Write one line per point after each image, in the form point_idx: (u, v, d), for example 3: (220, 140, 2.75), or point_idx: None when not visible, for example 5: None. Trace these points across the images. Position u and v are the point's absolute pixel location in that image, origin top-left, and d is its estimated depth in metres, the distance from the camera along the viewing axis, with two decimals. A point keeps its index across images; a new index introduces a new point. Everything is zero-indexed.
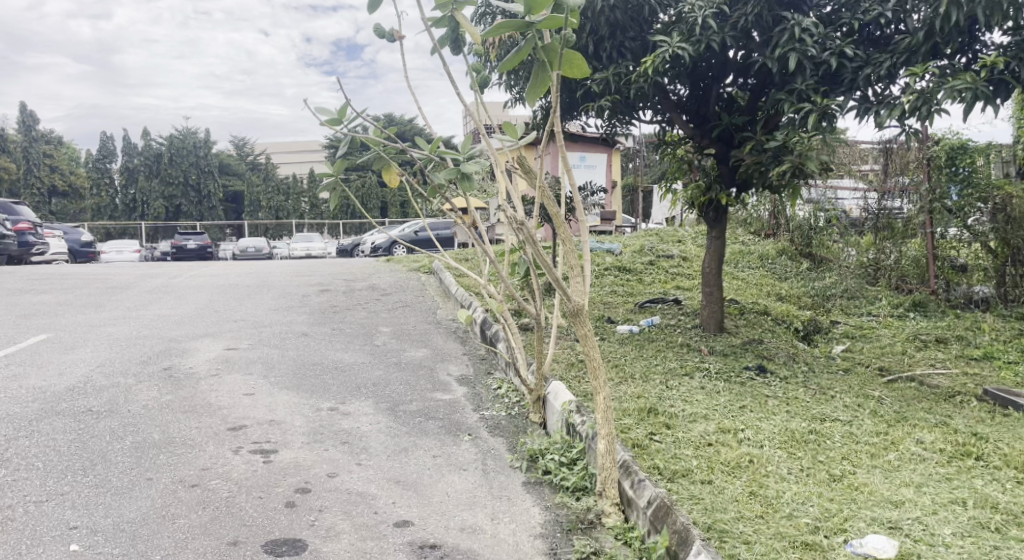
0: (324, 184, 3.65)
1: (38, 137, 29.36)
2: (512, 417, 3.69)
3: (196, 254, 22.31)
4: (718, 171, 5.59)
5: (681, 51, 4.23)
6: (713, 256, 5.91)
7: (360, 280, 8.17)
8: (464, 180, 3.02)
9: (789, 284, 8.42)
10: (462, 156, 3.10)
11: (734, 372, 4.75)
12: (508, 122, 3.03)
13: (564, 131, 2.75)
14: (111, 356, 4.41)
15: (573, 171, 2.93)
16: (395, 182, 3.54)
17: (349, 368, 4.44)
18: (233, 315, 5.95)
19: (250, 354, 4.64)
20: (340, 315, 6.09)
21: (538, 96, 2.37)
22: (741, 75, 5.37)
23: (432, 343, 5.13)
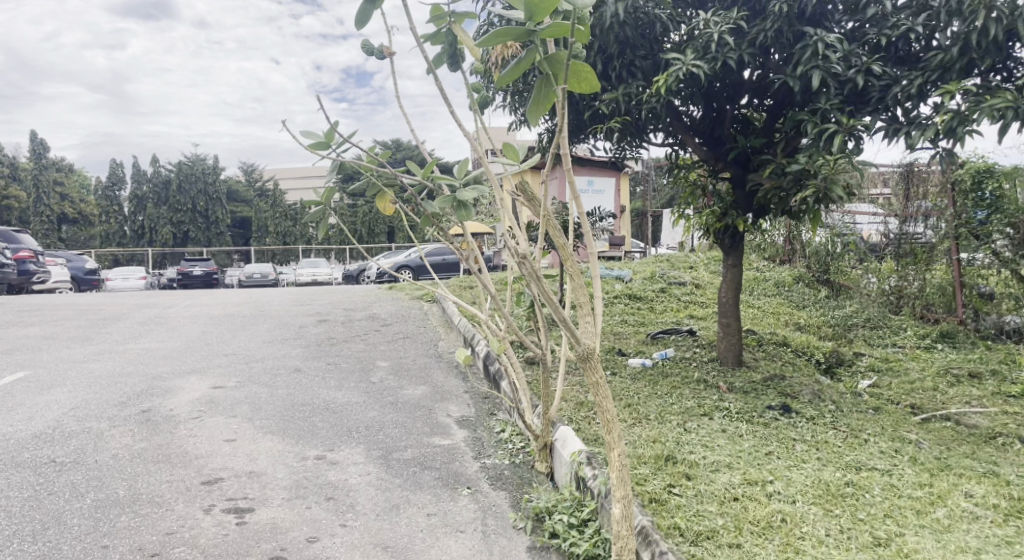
0: (313, 213, 3.38)
1: (48, 165, 29.51)
2: (515, 466, 3.35)
3: (202, 281, 22.15)
4: (734, 196, 5.32)
5: (695, 69, 4.00)
6: (729, 285, 5.59)
7: (361, 309, 7.89)
8: (461, 209, 2.74)
9: (808, 312, 8.08)
10: (458, 182, 2.81)
11: (756, 412, 4.40)
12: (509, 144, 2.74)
13: (571, 152, 2.44)
14: (88, 397, 4.13)
15: (580, 195, 2.60)
16: (388, 210, 3.26)
17: (341, 409, 4.13)
18: (224, 349, 5.67)
19: (237, 393, 4.34)
20: (337, 348, 5.80)
21: (541, 115, 2.10)
22: (757, 96, 5.14)
23: (431, 380, 4.81)
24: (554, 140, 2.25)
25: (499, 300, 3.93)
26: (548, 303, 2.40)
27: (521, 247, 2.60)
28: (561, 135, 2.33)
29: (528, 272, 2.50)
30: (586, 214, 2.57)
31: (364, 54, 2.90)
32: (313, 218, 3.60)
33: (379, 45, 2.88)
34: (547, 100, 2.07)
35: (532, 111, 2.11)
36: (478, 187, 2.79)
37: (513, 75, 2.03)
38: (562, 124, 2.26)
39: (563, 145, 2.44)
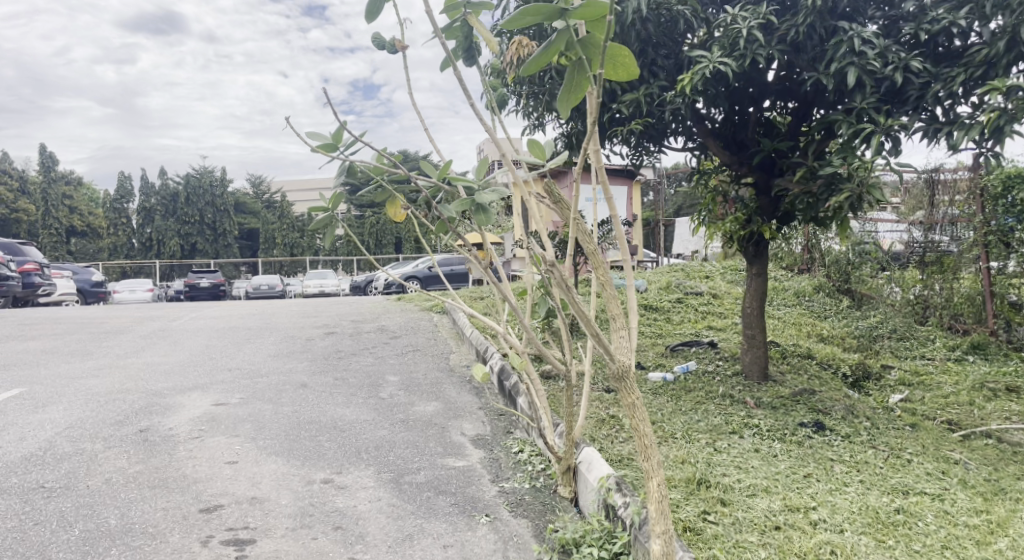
0: (319, 220, 3.18)
1: (57, 178, 29.55)
2: (536, 491, 3.11)
3: (209, 293, 22.01)
4: (758, 202, 5.11)
5: (721, 66, 3.86)
6: (754, 295, 5.36)
7: (369, 321, 7.67)
8: (479, 213, 2.53)
9: (830, 323, 7.82)
10: (476, 185, 2.59)
11: (788, 430, 4.15)
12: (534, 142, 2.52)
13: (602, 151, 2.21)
14: (83, 416, 3.92)
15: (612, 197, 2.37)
16: (399, 217, 3.05)
17: (349, 427, 3.90)
18: (228, 363, 5.46)
19: (240, 411, 4.12)
20: (345, 362, 5.58)
21: (570, 108, 1.89)
22: (781, 98, 4.98)
23: (444, 396, 4.59)
24: (585, 139, 2.04)
25: (521, 317, 3.65)
26: (578, 314, 2.18)
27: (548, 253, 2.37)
28: (592, 133, 2.12)
29: (556, 280, 2.26)
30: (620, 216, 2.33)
31: (375, 47, 2.71)
32: (319, 225, 3.39)
33: (391, 38, 2.69)
34: (580, 91, 1.85)
35: (563, 105, 1.89)
36: (498, 189, 2.57)
37: (542, 62, 1.82)
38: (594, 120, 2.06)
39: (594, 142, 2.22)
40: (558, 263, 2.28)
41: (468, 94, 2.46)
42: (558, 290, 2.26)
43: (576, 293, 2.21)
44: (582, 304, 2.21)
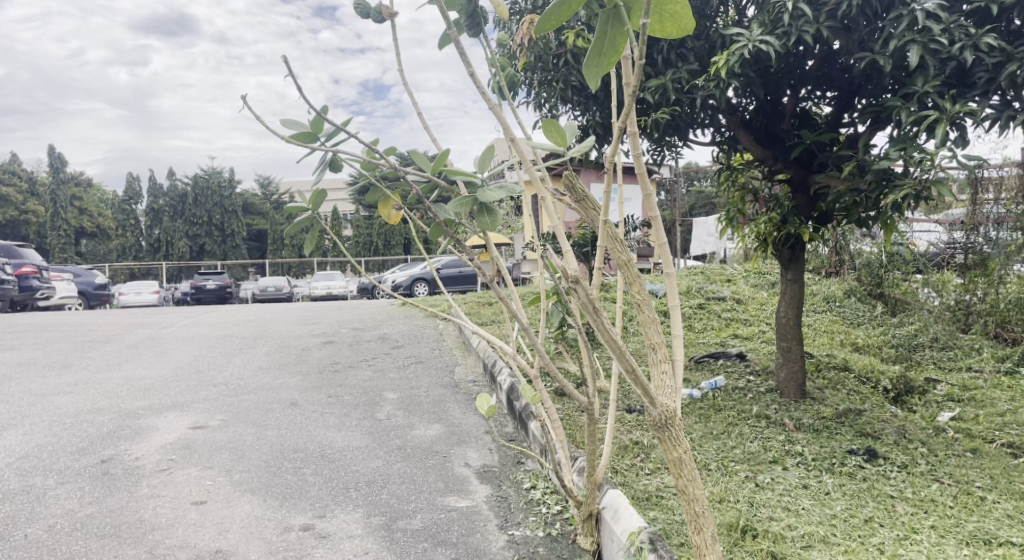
0: (299, 223, 2.68)
1: (66, 179, 29.38)
2: (552, 541, 2.65)
3: (215, 296, 21.65)
4: (794, 201, 4.66)
5: (763, 45, 3.39)
6: (789, 302, 4.86)
7: (371, 329, 7.22)
8: (483, 215, 2.05)
9: (864, 331, 7.29)
10: (479, 180, 2.08)
11: (835, 458, 3.68)
12: (550, 121, 1.84)
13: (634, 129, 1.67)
14: (42, 442, 3.49)
15: (652, 191, 1.86)
16: (393, 219, 2.58)
17: (339, 457, 3.45)
18: (215, 378, 5.02)
19: (218, 436, 3.68)
20: (341, 376, 5.13)
21: (601, 75, 1.40)
22: (817, 86, 4.54)
23: (447, 418, 4.13)
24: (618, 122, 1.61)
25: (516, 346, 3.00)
26: (610, 348, 1.68)
27: (566, 266, 1.87)
28: (628, 114, 1.68)
29: (581, 301, 1.73)
30: (659, 221, 1.87)
31: (358, 15, 2.25)
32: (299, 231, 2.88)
33: (377, 4, 2.23)
34: (617, 47, 1.37)
35: (591, 72, 1.39)
36: (506, 184, 2.07)
37: (562, 13, 1.34)
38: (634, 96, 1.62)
39: (629, 125, 1.78)
40: (582, 281, 1.75)
41: (467, 65, 2.03)
42: (584, 314, 1.73)
43: (609, 321, 1.69)
44: (613, 331, 1.71)
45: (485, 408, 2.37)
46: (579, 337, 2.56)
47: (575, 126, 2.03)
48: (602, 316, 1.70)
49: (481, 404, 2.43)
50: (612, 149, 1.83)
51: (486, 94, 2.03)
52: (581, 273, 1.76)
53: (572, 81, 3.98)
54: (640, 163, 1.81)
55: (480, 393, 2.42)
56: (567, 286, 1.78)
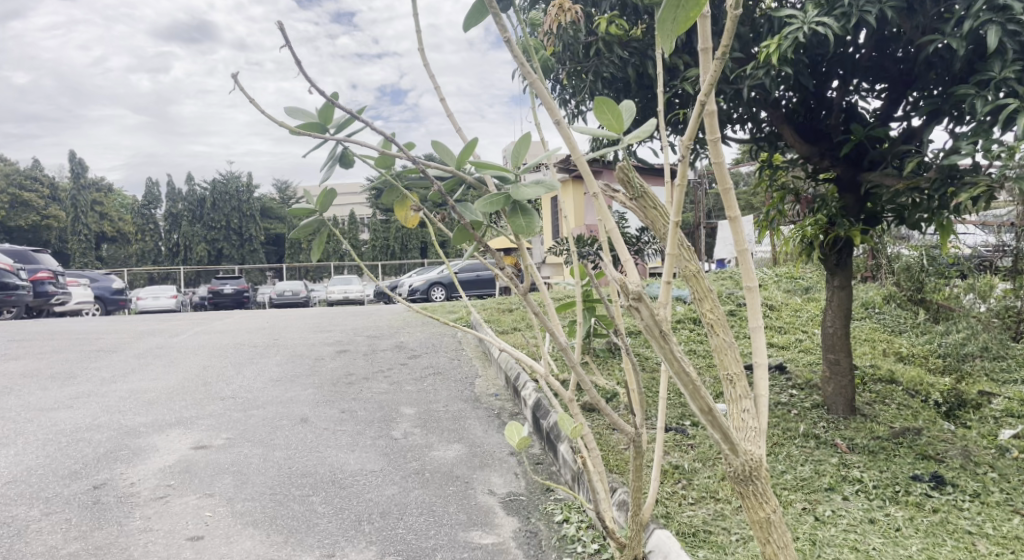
0: (305, 227, 2.34)
1: (87, 184, 29.56)
2: None
3: (233, 300, 21.56)
4: (842, 201, 4.32)
5: (820, 27, 3.05)
6: (837, 310, 4.49)
7: (388, 337, 6.94)
8: (518, 216, 1.73)
9: (907, 339, 6.89)
10: (513, 174, 1.75)
11: (898, 486, 3.34)
12: (603, 99, 1.52)
13: (712, 101, 1.39)
14: (32, 464, 3.23)
15: (729, 189, 1.55)
16: (411, 221, 2.22)
17: (352, 482, 3.16)
18: (223, 391, 4.76)
19: (222, 457, 3.41)
20: (355, 389, 4.85)
21: (677, 35, 1.12)
22: (866, 78, 4.21)
23: (468, 437, 3.82)
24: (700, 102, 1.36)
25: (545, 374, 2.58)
26: (683, 386, 1.39)
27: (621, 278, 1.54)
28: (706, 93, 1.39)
29: (644, 323, 1.41)
30: (739, 223, 1.56)
31: None
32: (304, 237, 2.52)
33: None
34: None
35: (665, 30, 1.11)
36: (545, 179, 1.75)
37: None
38: (721, 63, 1.34)
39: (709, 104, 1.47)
40: (647, 296, 1.42)
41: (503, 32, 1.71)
42: (648, 339, 1.42)
43: (679, 347, 1.41)
44: (686, 360, 1.41)
45: (515, 440, 2.03)
46: (627, 361, 2.11)
47: (633, 106, 1.69)
48: (672, 346, 1.41)
49: (512, 434, 2.10)
50: (686, 139, 1.53)
51: (528, 71, 1.70)
52: (643, 287, 1.42)
53: (603, 73, 3.61)
54: (720, 152, 1.50)
55: (509, 423, 2.09)
56: (625, 305, 1.47)
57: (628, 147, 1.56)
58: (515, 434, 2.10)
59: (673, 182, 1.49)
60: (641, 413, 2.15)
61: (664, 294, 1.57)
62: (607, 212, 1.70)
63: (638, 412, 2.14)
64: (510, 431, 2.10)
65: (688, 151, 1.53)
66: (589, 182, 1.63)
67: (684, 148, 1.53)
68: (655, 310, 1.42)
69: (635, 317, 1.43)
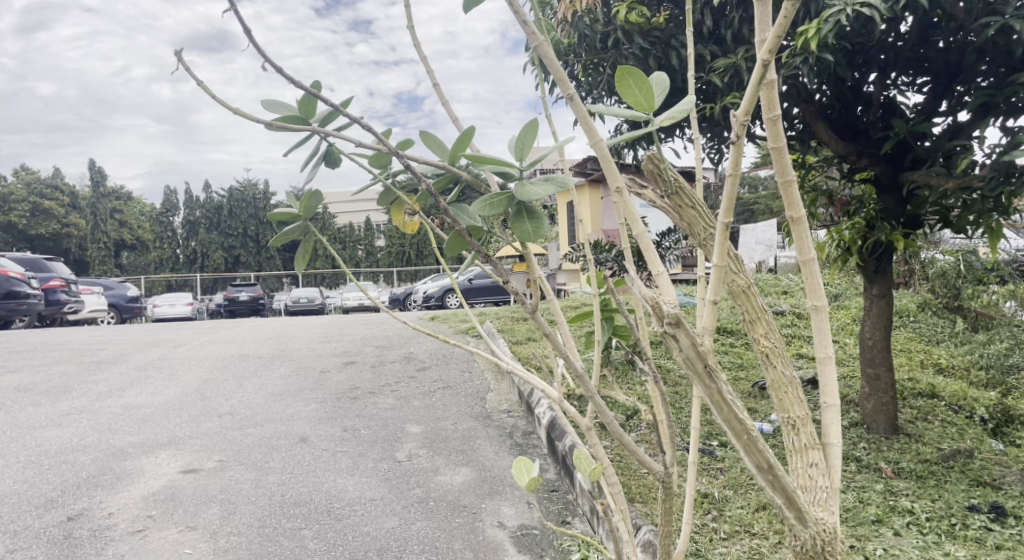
0: (288, 233, 1.98)
1: (107, 193, 29.75)
2: None
3: (250, 308, 21.47)
4: (881, 204, 4.01)
5: (866, 6, 2.75)
6: (875, 321, 4.15)
7: (398, 348, 6.67)
8: (525, 220, 1.45)
9: (945, 349, 6.50)
10: (517, 170, 1.45)
11: (954, 518, 3.00)
12: (627, 70, 1.23)
13: (776, 55, 1.16)
14: (6, 492, 2.99)
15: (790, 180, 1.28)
16: (409, 227, 1.88)
17: (349, 512, 2.89)
18: (221, 407, 4.52)
19: (211, 483, 3.16)
20: (359, 405, 4.59)
21: None
22: (905, 71, 3.92)
23: (477, 460, 3.53)
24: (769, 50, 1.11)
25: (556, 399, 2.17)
26: (735, 437, 1.21)
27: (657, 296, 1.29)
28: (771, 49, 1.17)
29: (683, 358, 1.19)
30: (802, 224, 1.28)
31: None
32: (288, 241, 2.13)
33: None
34: None
35: None
36: (556, 175, 1.45)
37: None
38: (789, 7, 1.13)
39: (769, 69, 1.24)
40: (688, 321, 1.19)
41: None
42: (689, 376, 1.21)
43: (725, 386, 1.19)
44: (734, 402, 1.21)
45: (523, 481, 1.71)
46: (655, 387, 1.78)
47: (666, 77, 1.39)
48: (719, 385, 1.20)
49: (522, 473, 1.76)
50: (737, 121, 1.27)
51: (534, 35, 1.38)
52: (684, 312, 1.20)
53: (622, 66, 3.32)
54: (782, 132, 1.25)
55: (517, 458, 1.76)
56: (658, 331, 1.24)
57: (658, 128, 1.28)
58: (523, 472, 1.76)
59: (725, 170, 1.23)
60: (670, 448, 1.78)
61: (708, 316, 1.30)
62: (635, 212, 1.39)
63: (667, 446, 1.78)
64: (518, 468, 1.77)
65: (743, 129, 1.25)
66: (609, 171, 1.34)
67: (738, 126, 1.26)
68: (696, 340, 1.19)
69: (672, 347, 1.20)
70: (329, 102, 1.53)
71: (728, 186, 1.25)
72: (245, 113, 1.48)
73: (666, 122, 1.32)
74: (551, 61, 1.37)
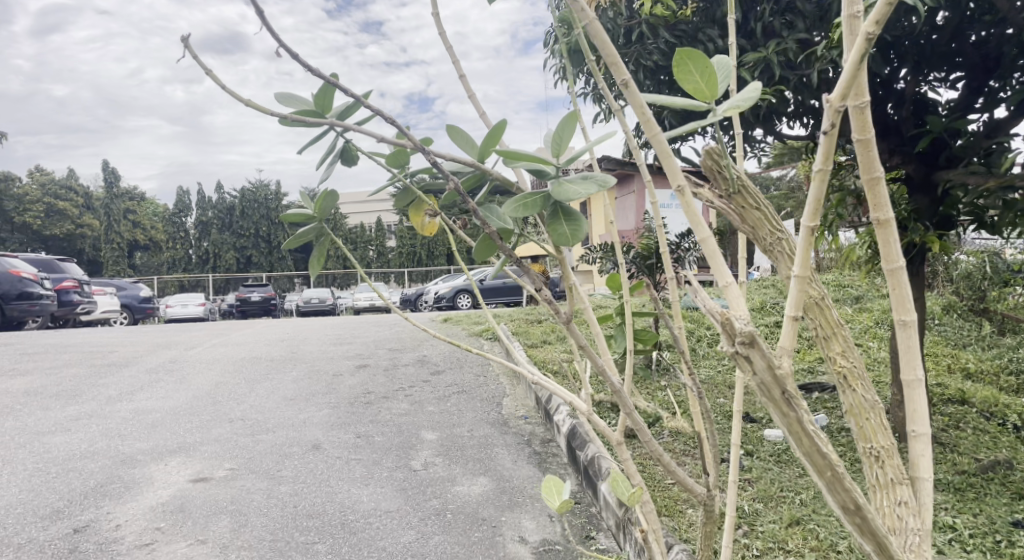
0: (302, 235, 1.87)
1: (120, 193, 29.92)
2: None
3: (261, 308, 21.46)
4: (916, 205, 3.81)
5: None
6: None
7: (411, 350, 6.56)
8: (562, 223, 1.33)
9: (972, 354, 6.31)
10: (553, 170, 1.33)
11: (1001, 536, 2.84)
12: (690, 48, 1.11)
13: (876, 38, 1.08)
14: (11, 502, 2.90)
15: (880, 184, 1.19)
16: (429, 229, 1.76)
17: (363, 525, 2.78)
18: (232, 412, 4.43)
19: (222, 493, 3.06)
20: (373, 410, 4.48)
21: None
22: (939, 67, 3.75)
23: (495, 469, 3.41)
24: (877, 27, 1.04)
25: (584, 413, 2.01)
26: (818, 471, 1.14)
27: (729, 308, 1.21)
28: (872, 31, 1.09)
29: (760, 384, 1.14)
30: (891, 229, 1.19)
31: None
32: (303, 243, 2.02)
33: None
34: None
35: None
36: (594, 173, 1.33)
37: None
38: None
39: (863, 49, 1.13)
40: (764, 345, 1.14)
41: None
42: (767, 404, 1.15)
43: (805, 416, 1.14)
44: (813, 433, 1.16)
45: (554, 504, 1.59)
46: (698, 402, 1.67)
47: (732, 62, 1.28)
48: (799, 414, 1.15)
49: (553, 494, 1.65)
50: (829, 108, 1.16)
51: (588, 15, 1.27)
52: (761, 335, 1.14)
53: (646, 61, 3.19)
54: (869, 123, 1.17)
55: (546, 478, 1.65)
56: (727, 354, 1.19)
57: (722, 119, 1.16)
58: (553, 492, 1.65)
59: (817, 165, 1.13)
60: (714, 470, 1.69)
61: (788, 334, 1.19)
62: (701, 218, 1.21)
63: (710, 467, 1.69)
64: (548, 488, 1.66)
65: (837, 116, 1.13)
66: (669, 167, 1.23)
67: (832, 112, 1.14)
68: (773, 363, 1.13)
69: (745, 370, 1.15)
70: (348, 93, 1.41)
71: (815, 185, 1.16)
72: (256, 106, 1.37)
73: (729, 112, 1.18)
74: (603, 40, 1.25)
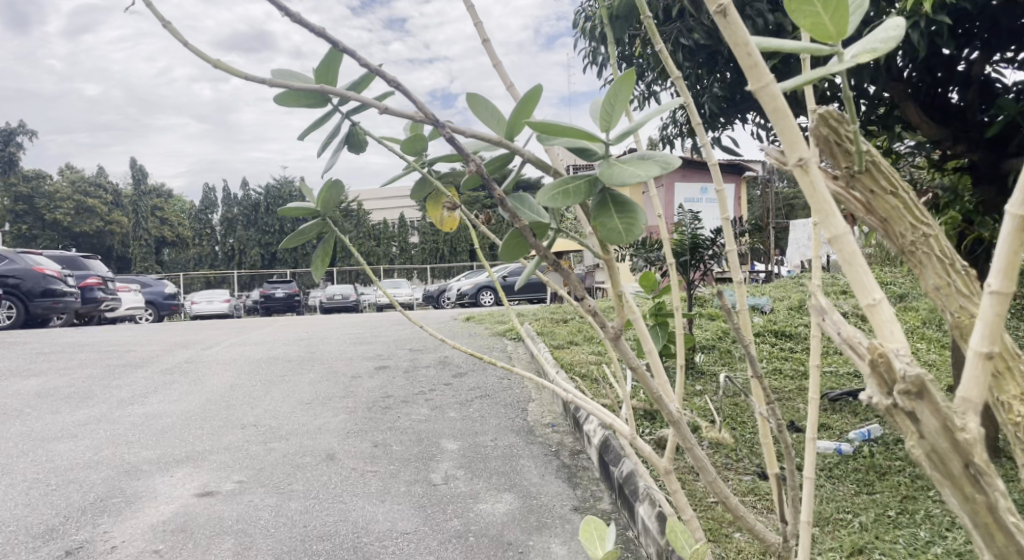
0: (304, 232, 1.62)
1: (147, 190, 30.20)
2: None
3: (284, 304, 21.44)
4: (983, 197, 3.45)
5: None
6: None
7: (432, 352, 6.31)
8: (615, 216, 1.07)
9: None
10: (603, 153, 1.07)
11: None
12: None
13: None
14: (4, 518, 2.71)
15: None
16: (448, 224, 1.50)
17: (378, 548, 2.54)
18: (244, 417, 4.22)
19: (228, 509, 2.85)
20: (391, 416, 4.25)
21: None
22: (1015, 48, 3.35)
23: (521, 485, 3.15)
24: None
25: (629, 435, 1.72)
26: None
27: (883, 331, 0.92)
28: None
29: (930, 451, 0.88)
30: None
31: None
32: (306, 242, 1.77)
33: None
34: None
35: None
36: (655, 154, 1.06)
37: None
38: None
39: None
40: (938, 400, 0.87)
41: None
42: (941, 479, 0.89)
43: (996, 498, 0.88)
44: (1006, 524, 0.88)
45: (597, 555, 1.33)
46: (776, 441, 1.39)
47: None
48: (988, 496, 0.88)
49: (594, 539, 1.40)
50: None
51: None
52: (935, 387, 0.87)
53: (687, 40, 2.89)
54: None
55: (587, 520, 1.40)
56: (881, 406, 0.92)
57: (849, 66, 0.91)
58: (595, 539, 1.40)
59: None
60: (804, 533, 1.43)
61: (970, 371, 0.90)
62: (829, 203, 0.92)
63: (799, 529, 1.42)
64: (588, 533, 1.41)
65: None
66: (787, 135, 0.95)
67: None
68: (949, 424, 0.87)
69: (908, 431, 0.89)
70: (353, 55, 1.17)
71: None
72: (229, 68, 1.13)
73: (862, 56, 0.94)
74: None
